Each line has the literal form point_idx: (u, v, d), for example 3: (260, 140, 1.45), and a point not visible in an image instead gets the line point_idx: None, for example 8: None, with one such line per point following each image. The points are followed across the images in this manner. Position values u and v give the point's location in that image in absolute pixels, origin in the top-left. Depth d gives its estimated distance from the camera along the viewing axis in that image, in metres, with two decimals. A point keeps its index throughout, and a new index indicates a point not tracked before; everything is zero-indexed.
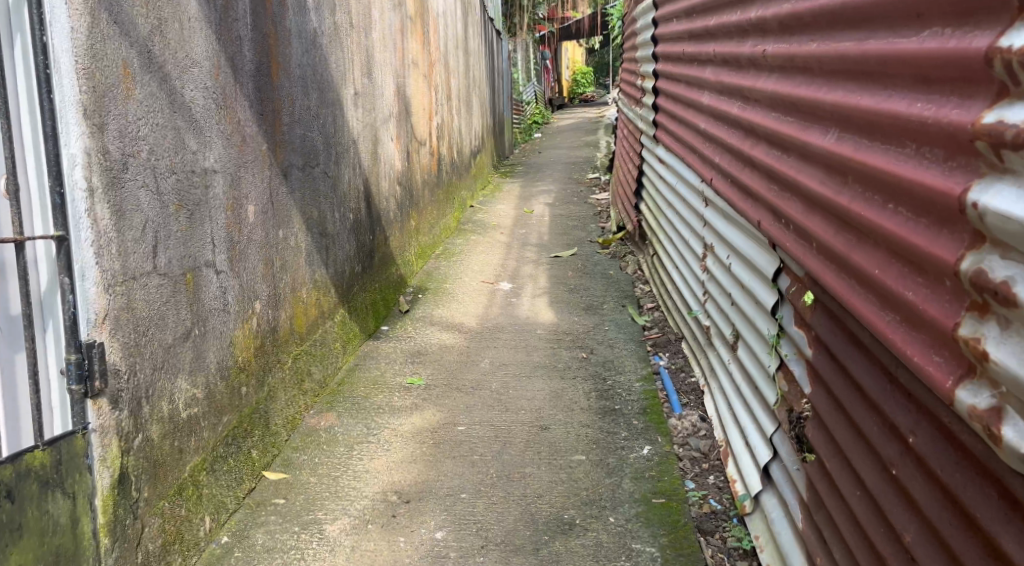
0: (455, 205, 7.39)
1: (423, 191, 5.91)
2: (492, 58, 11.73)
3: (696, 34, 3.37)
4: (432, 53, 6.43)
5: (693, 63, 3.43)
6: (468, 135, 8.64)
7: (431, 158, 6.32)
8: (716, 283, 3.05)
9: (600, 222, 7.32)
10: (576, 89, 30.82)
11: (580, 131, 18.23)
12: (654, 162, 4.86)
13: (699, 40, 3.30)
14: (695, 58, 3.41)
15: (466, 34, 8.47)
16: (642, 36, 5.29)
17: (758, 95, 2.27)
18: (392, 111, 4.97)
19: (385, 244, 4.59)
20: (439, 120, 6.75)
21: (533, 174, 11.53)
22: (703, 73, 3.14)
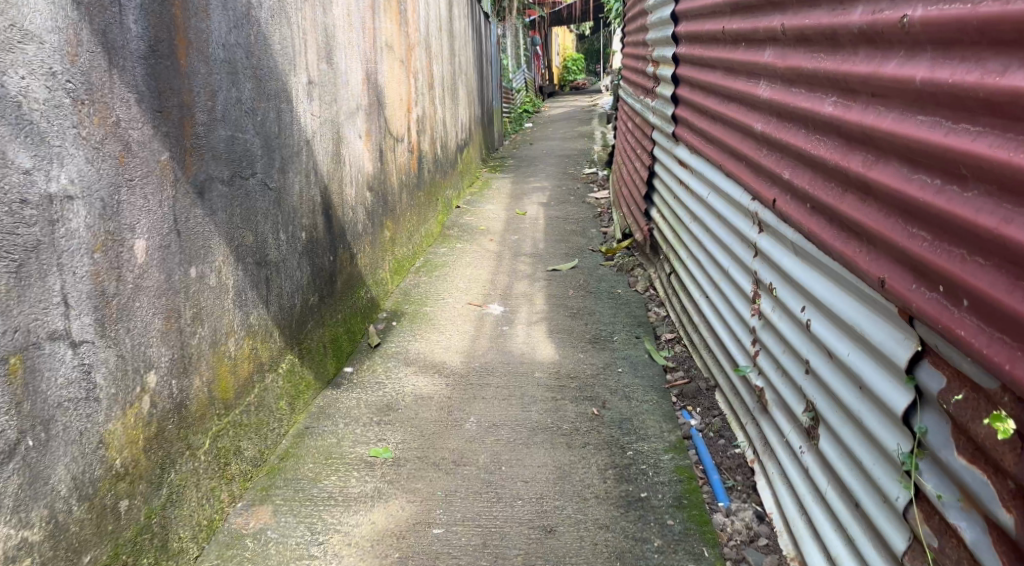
0: (439, 207, 6.62)
1: (401, 195, 5.15)
2: (480, 43, 10.94)
3: (741, 9, 2.62)
4: (411, 37, 5.65)
5: (736, 46, 2.68)
6: (454, 129, 7.85)
7: (410, 156, 5.55)
8: (770, 332, 2.32)
9: (601, 226, 6.58)
10: (567, 76, 29.97)
11: (573, 121, 17.43)
12: (671, 165, 4.10)
13: (746, 15, 2.55)
14: (737, 39, 2.67)
15: (450, 17, 7.67)
16: (655, 17, 4.53)
17: (872, 86, 1.53)
18: (360, 103, 4.19)
19: (350, 263, 3.83)
20: (420, 113, 5.97)
21: (524, 168, 10.76)
22: (756, 56, 2.39)
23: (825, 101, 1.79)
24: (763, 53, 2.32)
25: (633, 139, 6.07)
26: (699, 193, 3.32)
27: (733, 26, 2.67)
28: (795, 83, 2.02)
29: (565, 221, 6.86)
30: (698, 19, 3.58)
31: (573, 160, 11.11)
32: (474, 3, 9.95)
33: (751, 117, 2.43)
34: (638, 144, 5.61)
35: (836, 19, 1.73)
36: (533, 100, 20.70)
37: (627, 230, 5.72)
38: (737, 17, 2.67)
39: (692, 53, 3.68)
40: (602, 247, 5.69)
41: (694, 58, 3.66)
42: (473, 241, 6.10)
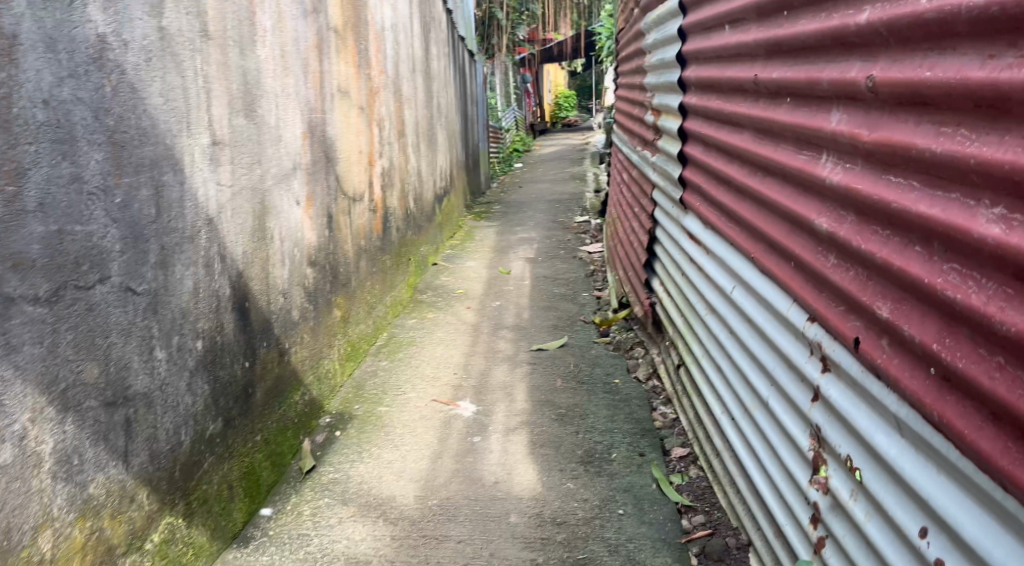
0: (412, 268, 5.86)
1: (359, 264, 4.39)
2: (463, 83, 10.27)
3: (780, 51, 1.94)
4: (373, 80, 4.93)
5: (771, 101, 2.01)
6: (431, 178, 7.11)
7: (372, 216, 4.80)
8: (844, 518, 1.58)
9: (594, 289, 5.82)
10: (559, 113, 29.44)
11: (565, 161, 16.74)
12: (680, 235, 3.38)
13: (792, 60, 1.86)
14: (772, 93, 2.00)
15: (425, 56, 6.98)
16: (655, 58, 3.81)
17: None
18: (299, 161, 3.45)
19: (278, 364, 3.05)
20: (387, 165, 5.24)
21: (511, 216, 10.02)
22: (816, 110, 1.66)
23: (982, 206, 1.15)
24: (820, 116, 1.65)
25: (629, 194, 5.33)
26: (715, 283, 2.63)
27: (767, 75, 2.00)
28: (894, 166, 1.35)
29: (554, 281, 6.09)
30: (710, 62, 2.90)
31: (564, 206, 10.39)
32: (455, 41, 9.29)
33: (796, 204, 1.76)
34: (636, 201, 4.88)
35: (1004, 75, 1.10)
36: (524, 140, 20.08)
37: (625, 299, 4.96)
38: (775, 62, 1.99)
39: (701, 104, 2.99)
40: (596, 319, 4.92)
41: (703, 108, 2.98)
42: (449, 309, 5.33)
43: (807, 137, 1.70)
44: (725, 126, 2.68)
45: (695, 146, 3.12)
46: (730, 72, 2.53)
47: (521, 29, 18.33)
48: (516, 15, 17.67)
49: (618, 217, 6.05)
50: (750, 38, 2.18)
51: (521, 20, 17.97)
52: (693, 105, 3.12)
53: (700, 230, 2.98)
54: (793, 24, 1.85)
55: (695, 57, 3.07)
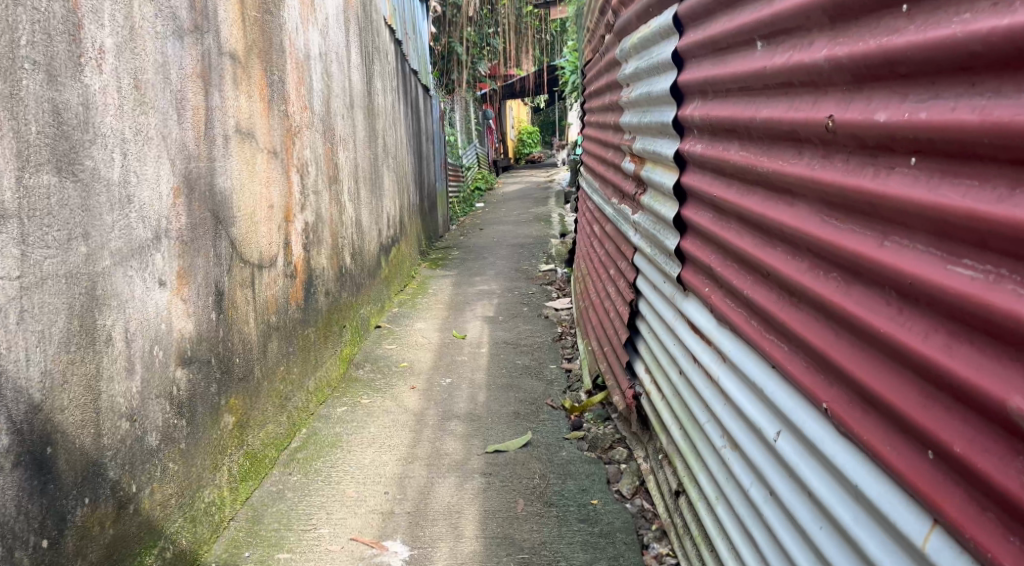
0: (347, 337, 4.95)
1: (268, 347, 3.49)
2: (416, 119, 9.45)
3: (915, 78, 1.27)
4: (291, 118, 4.06)
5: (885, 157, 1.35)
6: (375, 227, 6.23)
7: (290, 283, 3.90)
8: None
9: (563, 360, 4.95)
10: (522, 149, 28.80)
11: (529, 200, 15.93)
12: (676, 321, 2.59)
13: (946, 95, 1.21)
14: (886, 145, 1.34)
15: (367, 89, 6.13)
16: (636, 92, 2.98)
17: None
18: (165, 227, 2.58)
19: (113, 522, 2.16)
20: (312, 218, 4.36)
21: (470, 263, 9.17)
22: None
23: None
24: None
25: (602, 252, 4.49)
26: (745, 401, 1.92)
27: (873, 116, 1.35)
28: None
29: (516, 349, 5.22)
30: (722, 96, 2.09)
31: (527, 251, 9.57)
32: (406, 74, 8.49)
33: (984, 368, 1.12)
34: (612, 263, 4.04)
35: None
36: (486, 177, 19.35)
37: (601, 380, 4.10)
38: (895, 95, 1.32)
39: (709, 154, 2.18)
40: (567, 404, 4.06)
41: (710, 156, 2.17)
42: (389, 390, 4.43)
43: (1005, 240, 1.09)
44: (753, 188, 1.88)
45: (697, 206, 2.33)
46: (771, 108, 1.74)
47: (482, 64, 17.63)
48: (475, 49, 16.99)
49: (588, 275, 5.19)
50: (826, 57, 1.49)
51: (481, 54, 17.32)
52: (693, 150, 2.31)
53: (707, 320, 2.25)
54: (943, 36, 1.20)
55: (697, 88, 2.26)
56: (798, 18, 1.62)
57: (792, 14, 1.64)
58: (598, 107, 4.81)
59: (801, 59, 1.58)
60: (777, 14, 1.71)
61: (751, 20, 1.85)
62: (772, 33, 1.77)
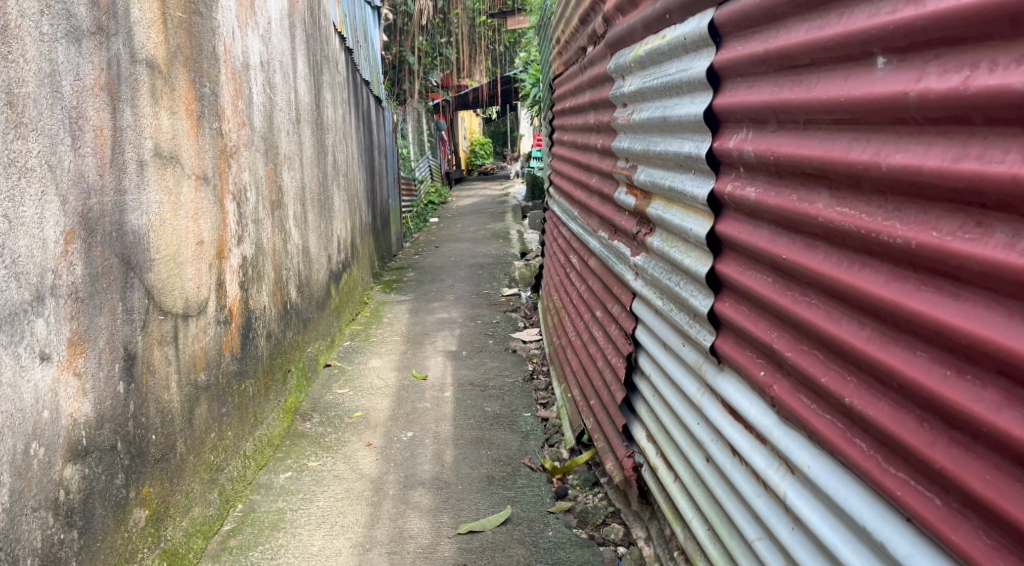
0: (291, 384, 4.37)
1: (195, 413, 2.91)
2: (368, 131, 8.87)
3: None
4: (227, 136, 3.49)
5: None
6: (324, 253, 5.65)
7: (224, 331, 3.32)
8: None
9: (536, 406, 4.44)
10: (475, 161, 28.30)
11: (484, 214, 15.43)
12: (700, 396, 2.09)
13: None
14: None
15: (315, 101, 5.56)
16: (642, 114, 2.49)
17: None
18: (52, 285, 2.00)
19: None
20: (252, 251, 3.78)
21: (426, 285, 8.63)
22: None
23: None
24: None
25: (583, 289, 3.99)
26: (837, 545, 1.43)
27: None
28: None
29: (483, 392, 4.69)
30: (790, 130, 1.57)
31: (486, 273, 9.06)
32: (357, 84, 7.91)
33: None
34: (599, 305, 3.54)
35: None
36: (439, 190, 18.80)
37: (587, 436, 3.60)
38: None
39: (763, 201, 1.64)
40: (548, 465, 3.55)
41: (763, 208, 1.65)
42: (340, 448, 3.87)
43: None
44: (865, 260, 1.37)
45: (736, 262, 1.83)
46: (915, 150, 1.25)
47: (434, 74, 17.09)
48: (429, 58, 16.44)
49: (564, 310, 4.69)
50: None
51: (435, 64, 16.78)
52: (733, 198, 1.79)
53: (749, 402, 1.74)
54: None
55: (743, 118, 1.74)
56: (992, 24, 1.12)
57: (978, 18, 1.14)
58: (576, 125, 4.31)
59: (1003, 84, 1.09)
60: (934, 17, 1.21)
61: (867, 27, 1.34)
62: (913, 46, 1.26)
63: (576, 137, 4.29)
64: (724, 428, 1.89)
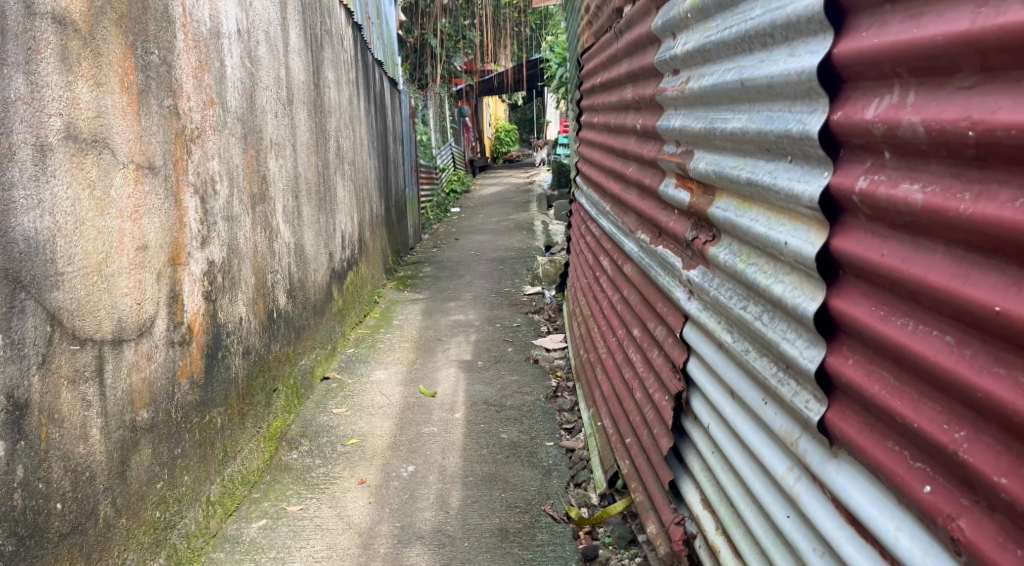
0: (277, 406, 3.78)
1: (131, 463, 2.33)
2: (383, 115, 8.26)
3: None
4: (186, 118, 2.88)
5: None
6: (324, 252, 5.05)
7: (179, 354, 2.72)
8: None
9: (561, 432, 3.82)
10: (500, 148, 27.64)
11: (508, 204, 14.78)
12: (795, 487, 1.46)
13: None
14: None
15: (313, 80, 4.93)
16: (702, 81, 1.86)
17: None
18: None
19: None
20: (221, 255, 3.18)
21: (444, 282, 8.03)
22: None
23: None
24: None
25: (617, 300, 3.34)
26: None
27: None
28: None
29: (499, 413, 4.08)
30: (1010, 84, 0.96)
31: (509, 268, 8.43)
32: (369, 63, 7.29)
33: None
34: (636, 322, 2.89)
35: None
36: (462, 178, 18.19)
37: (621, 480, 2.98)
38: None
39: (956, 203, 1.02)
40: (574, 515, 2.93)
41: (953, 222, 1.03)
42: (328, 486, 3.29)
43: None
44: None
45: (873, 300, 1.20)
46: None
47: (457, 58, 16.42)
48: (452, 40, 15.78)
49: (593, 320, 4.04)
50: None
51: (458, 46, 16.12)
52: (876, 205, 1.16)
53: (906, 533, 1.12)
54: None
55: (898, 71, 1.13)
56: None
57: None
58: (607, 104, 3.66)
59: None
60: None
61: None
62: None
63: (608, 118, 3.63)
64: (836, 549, 1.28)
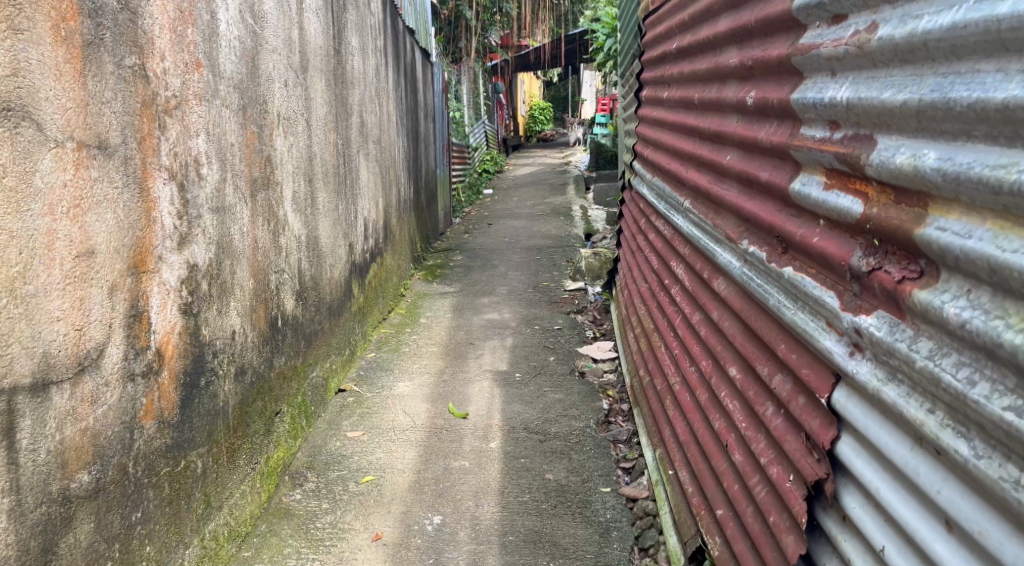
0: (279, 433, 3.18)
1: (57, 550, 1.74)
2: (413, 88, 7.59)
3: None
4: (159, 83, 2.24)
5: None
6: (343, 244, 4.43)
7: (143, 389, 2.11)
8: None
9: (618, 473, 3.19)
10: (534, 127, 26.86)
11: (542, 186, 14.09)
12: None
13: None
14: None
15: (333, 46, 4.28)
16: (914, 28, 1.20)
17: None
18: None
19: None
20: (208, 257, 2.56)
21: (475, 273, 7.39)
22: None
23: None
24: None
25: (699, 321, 2.66)
26: None
27: None
28: None
29: (543, 444, 3.45)
30: None
31: (546, 259, 7.78)
32: (399, 30, 6.62)
33: None
34: (734, 358, 2.21)
35: None
36: (495, 158, 17.50)
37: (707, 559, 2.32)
38: None
39: None
40: None
41: None
42: (334, 541, 2.69)
43: None
44: None
45: None
46: None
47: (494, 31, 15.67)
48: (488, 13, 15.02)
49: (659, 338, 3.35)
50: None
51: (495, 19, 15.36)
52: None
53: None
54: None
55: None
56: None
57: None
58: (687, 76, 2.97)
59: None
60: None
61: None
62: None
63: (688, 95, 2.94)
64: None
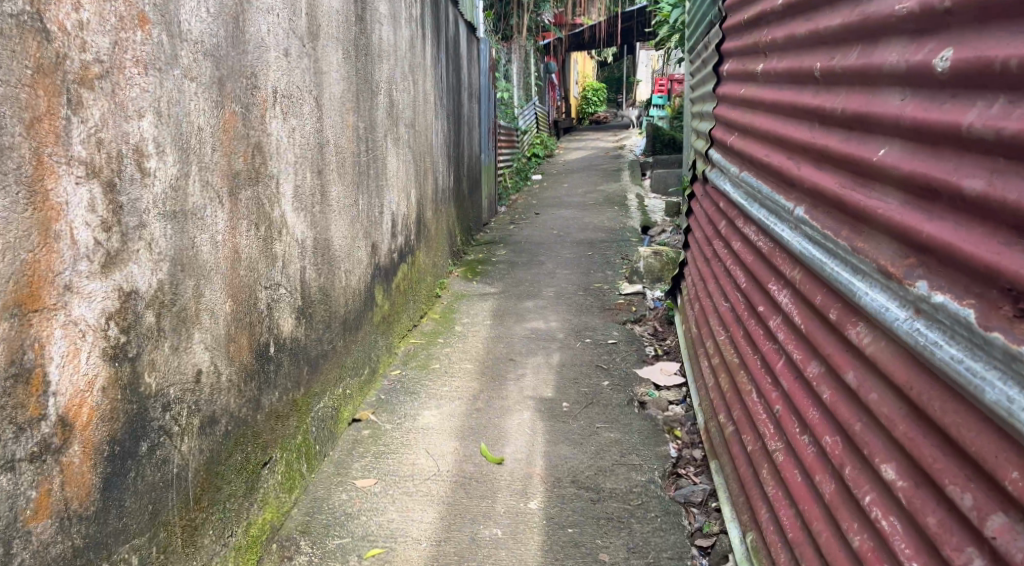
0: (268, 489, 2.56)
1: None
2: (456, 65, 6.91)
3: None
4: (69, 42, 1.59)
5: None
6: (363, 244, 3.80)
7: (30, 480, 1.49)
8: None
9: (692, 554, 2.56)
10: (586, 109, 25.99)
11: (594, 172, 13.33)
12: None
13: None
14: None
15: (354, 11, 3.62)
16: None
17: None
18: None
19: None
20: (157, 280, 1.92)
21: (519, 270, 6.72)
22: None
23: None
24: None
25: (817, 376, 1.98)
26: None
27: None
28: None
29: (595, 508, 2.80)
30: None
31: (598, 256, 7.07)
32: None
33: None
34: (896, 455, 1.52)
35: None
36: (546, 141, 16.76)
37: None
38: None
39: None
40: None
41: None
42: None
43: None
44: None
45: None
46: None
47: (546, 7, 14.86)
48: None
49: (749, 379, 2.67)
50: None
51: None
52: None
53: None
54: None
55: None
56: None
57: None
58: (807, 43, 2.25)
59: None
60: None
61: None
62: None
63: (807, 67, 2.23)
64: None
